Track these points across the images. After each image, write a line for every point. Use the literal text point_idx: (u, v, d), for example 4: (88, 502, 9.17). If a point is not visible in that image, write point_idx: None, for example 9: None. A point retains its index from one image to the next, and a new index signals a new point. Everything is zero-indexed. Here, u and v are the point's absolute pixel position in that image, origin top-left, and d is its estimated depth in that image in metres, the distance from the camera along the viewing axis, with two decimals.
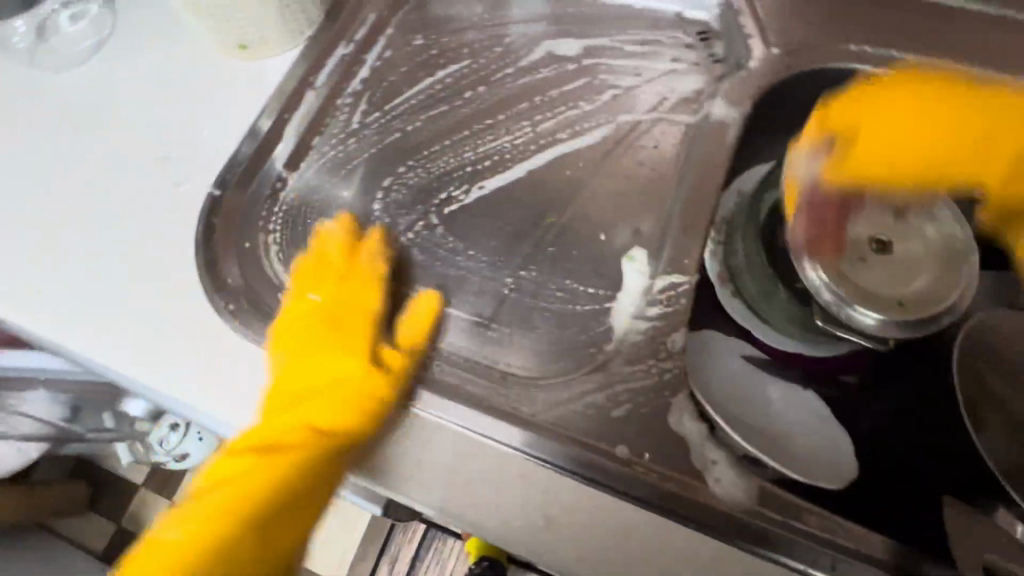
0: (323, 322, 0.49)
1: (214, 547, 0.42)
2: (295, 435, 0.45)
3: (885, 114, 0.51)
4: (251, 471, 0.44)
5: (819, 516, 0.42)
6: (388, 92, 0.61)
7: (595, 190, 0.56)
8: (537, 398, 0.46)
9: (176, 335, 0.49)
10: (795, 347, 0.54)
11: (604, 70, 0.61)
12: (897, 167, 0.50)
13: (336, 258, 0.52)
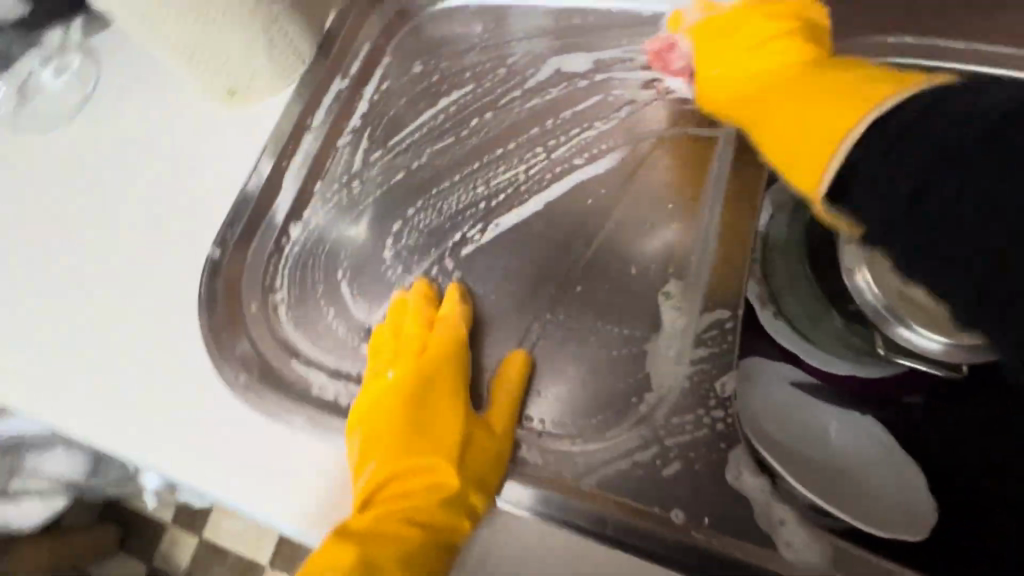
0: (438, 394, 0.45)
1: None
2: (412, 521, 0.41)
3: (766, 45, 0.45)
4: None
5: None
6: (389, 127, 0.57)
7: (620, 219, 0.52)
8: (578, 460, 0.42)
9: (191, 415, 0.46)
10: (848, 371, 0.49)
11: (618, 84, 0.57)
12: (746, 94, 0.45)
13: (418, 320, 0.47)
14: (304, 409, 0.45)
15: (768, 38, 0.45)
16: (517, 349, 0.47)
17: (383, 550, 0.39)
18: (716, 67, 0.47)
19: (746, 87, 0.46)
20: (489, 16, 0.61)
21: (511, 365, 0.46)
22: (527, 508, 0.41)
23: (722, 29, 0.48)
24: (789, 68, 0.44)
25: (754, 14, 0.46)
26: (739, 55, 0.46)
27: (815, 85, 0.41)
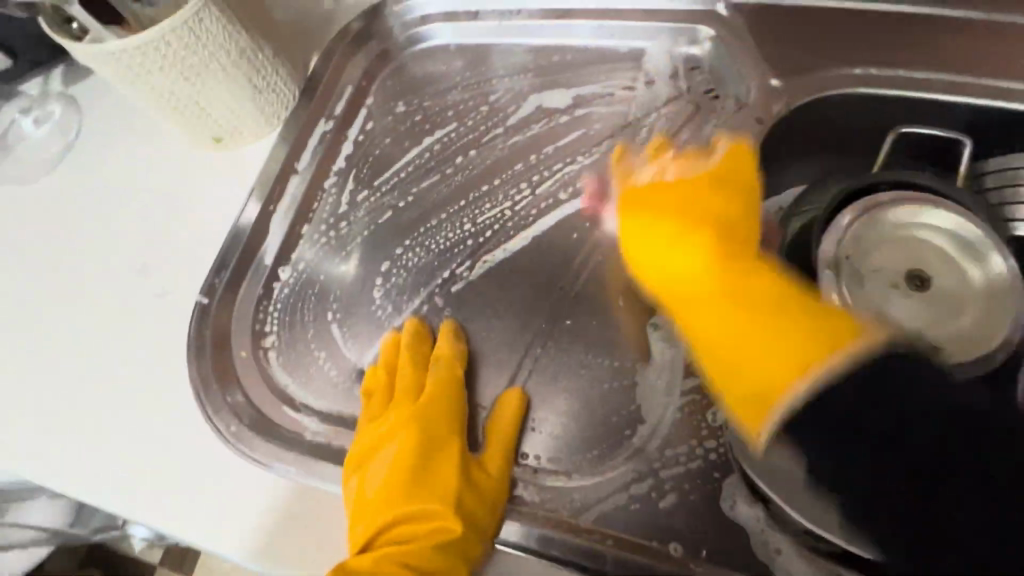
0: (436, 438, 0.44)
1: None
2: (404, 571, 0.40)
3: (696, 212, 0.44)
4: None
5: None
6: (375, 167, 0.58)
7: (605, 251, 0.53)
8: (576, 496, 0.43)
9: (181, 466, 0.46)
10: None
11: (597, 119, 0.58)
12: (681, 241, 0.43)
13: (413, 363, 0.48)
14: (295, 455, 0.45)
15: (707, 215, 0.44)
16: (514, 387, 0.47)
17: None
18: (655, 233, 0.45)
19: (689, 268, 0.42)
20: (470, 56, 0.63)
21: (506, 404, 0.46)
22: (527, 547, 0.41)
23: (663, 198, 0.46)
24: (732, 249, 0.42)
25: (689, 194, 0.46)
26: (676, 224, 0.44)
27: (758, 284, 0.40)
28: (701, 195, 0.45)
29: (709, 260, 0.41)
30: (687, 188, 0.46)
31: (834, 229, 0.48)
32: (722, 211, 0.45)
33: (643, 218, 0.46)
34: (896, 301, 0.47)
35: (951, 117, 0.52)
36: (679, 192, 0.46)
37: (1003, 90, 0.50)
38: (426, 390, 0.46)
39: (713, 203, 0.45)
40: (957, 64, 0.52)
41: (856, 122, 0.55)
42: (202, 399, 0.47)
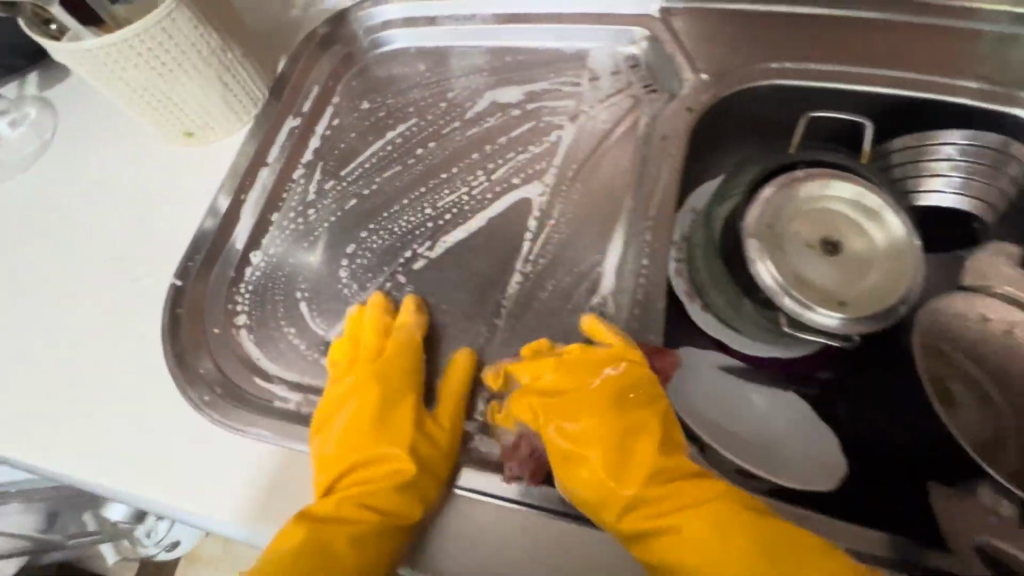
0: (399, 405, 0.49)
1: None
2: (361, 514, 0.44)
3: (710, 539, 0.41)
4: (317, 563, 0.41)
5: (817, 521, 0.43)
6: (341, 159, 0.62)
7: (554, 228, 0.57)
8: (528, 446, 0.47)
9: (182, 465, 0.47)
10: (767, 351, 0.56)
11: (547, 112, 0.63)
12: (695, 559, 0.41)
13: (378, 333, 0.51)
14: (271, 426, 0.48)
15: (664, 478, 0.43)
16: (465, 349, 0.51)
17: (338, 539, 0.43)
18: (618, 493, 0.43)
19: (667, 542, 0.42)
20: (430, 57, 0.68)
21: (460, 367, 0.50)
22: (480, 491, 0.44)
23: (599, 434, 0.44)
24: (699, 511, 0.42)
25: (636, 456, 0.44)
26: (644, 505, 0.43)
27: (741, 553, 0.40)
28: (649, 448, 0.44)
29: (670, 519, 0.42)
30: (624, 407, 0.45)
31: (757, 203, 0.54)
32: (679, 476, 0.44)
33: (598, 479, 0.43)
34: (815, 264, 0.53)
35: (856, 104, 0.59)
36: (619, 431, 0.44)
37: (899, 79, 0.57)
38: (383, 355, 0.50)
39: (671, 467, 0.44)
40: (858, 58, 0.59)
41: (775, 109, 0.61)
42: (204, 403, 0.48)
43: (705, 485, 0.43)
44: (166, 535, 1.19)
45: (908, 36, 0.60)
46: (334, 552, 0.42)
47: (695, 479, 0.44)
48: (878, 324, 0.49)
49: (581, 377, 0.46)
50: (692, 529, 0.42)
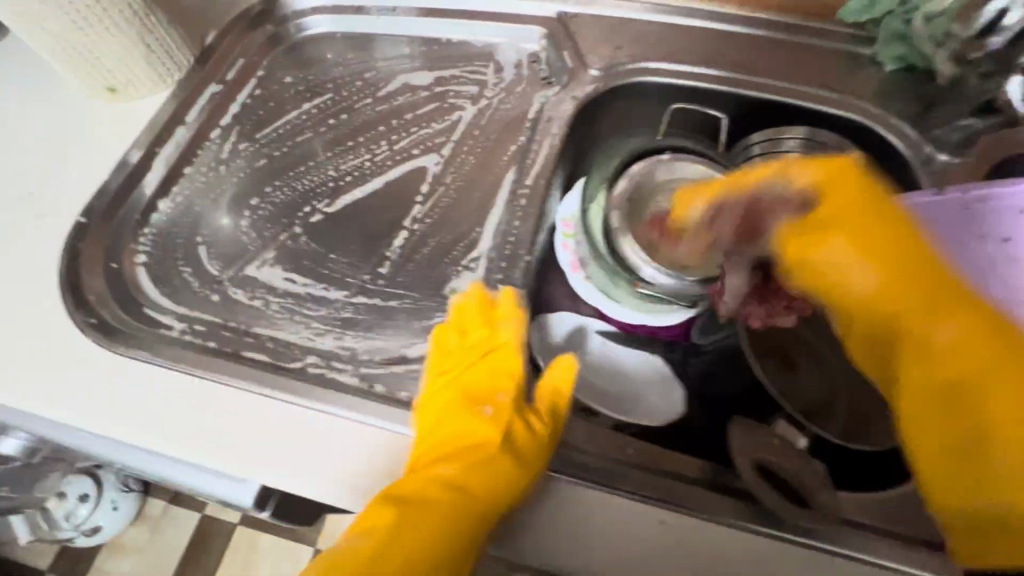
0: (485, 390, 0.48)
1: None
2: (441, 496, 0.44)
3: (960, 353, 0.38)
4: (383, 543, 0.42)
5: (637, 448, 0.49)
6: (257, 123, 0.67)
7: (443, 193, 0.62)
8: (395, 373, 0.51)
9: (221, 436, 0.48)
10: (640, 317, 0.61)
11: (452, 95, 0.70)
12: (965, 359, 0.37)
13: (479, 319, 0.50)
14: (165, 358, 0.50)
15: (874, 312, 0.40)
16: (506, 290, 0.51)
17: (411, 528, 0.43)
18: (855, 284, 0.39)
19: (910, 350, 0.39)
20: (353, 41, 0.74)
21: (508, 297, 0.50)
22: (335, 409, 0.48)
23: (873, 234, 0.39)
24: (913, 348, 0.39)
25: (912, 308, 0.39)
26: (905, 343, 0.39)
27: (995, 376, 0.37)
28: (913, 290, 0.38)
29: (922, 315, 0.38)
30: (886, 249, 0.39)
31: (625, 176, 0.61)
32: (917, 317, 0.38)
33: (863, 265, 0.39)
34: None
35: (718, 101, 0.68)
36: (882, 286, 0.39)
37: (755, 82, 0.67)
38: (488, 343, 0.49)
39: (896, 298, 0.39)
40: (722, 64, 0.68)
41: (651, 103, 0.69)
42: (230, 378, 0.49)
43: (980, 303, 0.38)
44: (88, 519, 1.21)
45: (765, 49, 0.69)
46: (411, 536, 0.43)
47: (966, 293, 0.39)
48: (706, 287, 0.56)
49: (857, 218, 0.39)
50: (934, 370, 0.38)
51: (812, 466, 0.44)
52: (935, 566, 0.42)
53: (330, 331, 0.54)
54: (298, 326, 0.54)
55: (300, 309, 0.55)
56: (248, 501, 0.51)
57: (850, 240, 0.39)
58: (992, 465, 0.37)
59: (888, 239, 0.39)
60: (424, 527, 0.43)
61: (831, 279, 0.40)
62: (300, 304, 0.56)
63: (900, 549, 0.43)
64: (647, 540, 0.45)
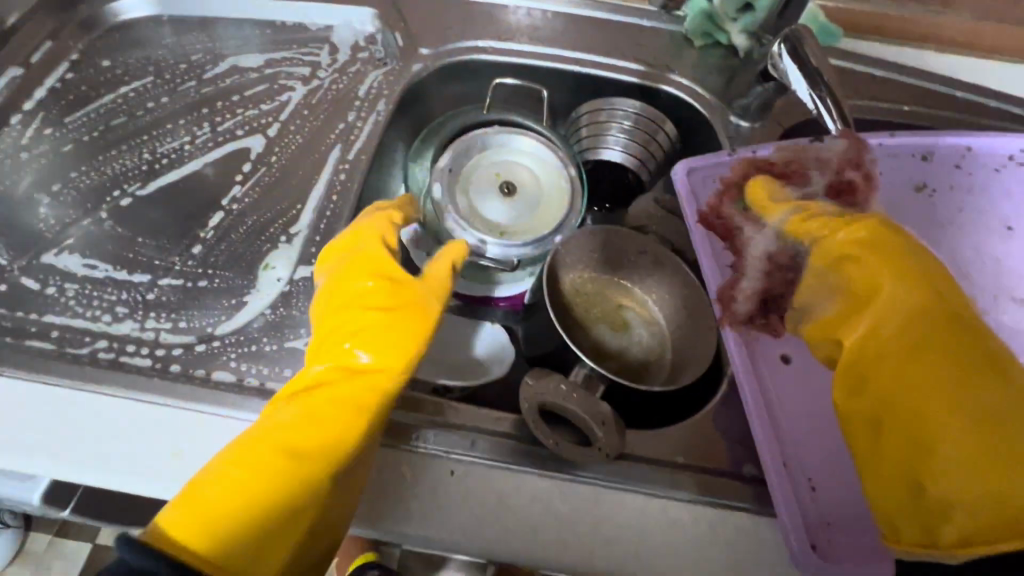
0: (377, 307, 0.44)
1: (289, 486, 0.39)
2: (346, 380, 0.43)
3: (929, 384, 0.37)
4: (298, 430, 0.41)
5: (456, 409, 0.48)
6: (67, 108, 0.64)
7: (265, 172, 0.62)
8: (197, 352, 0.50)
9: (16, 439, 0.44)
10: (471, 287, 0.63)
11: (283, 77, 0.69)
12: (918, 393, 0.37)
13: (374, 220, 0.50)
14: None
15: (861, 313, 0.41)
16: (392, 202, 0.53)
17: (306, 421, 0.41)
18: (864, 300, 0.41)
19: (904, 379, 0.38)
20: (179, 24, 0.71)
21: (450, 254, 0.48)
22: (123, 391, 0.46)
23: (890, 269, 0.40)
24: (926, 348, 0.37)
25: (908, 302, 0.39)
26: (879, 358, 0.39)
27: (951, 397, 0.36)
28: (898, 321, 0.39)
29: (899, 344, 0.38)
30: (885, 271, 0.40)
31: (445, 155, 0.63)
32: (937, 311, 0.38)
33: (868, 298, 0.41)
34: (487, 204, 0.62)
35: (545, 77, 0.71)
36: (894, 276, 0.40)
37: (577, 58, 0.70)
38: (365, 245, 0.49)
39: (855, 318, 0.41)
40: (548, 42, 0.71)
41: (485, 81, 0.72)
42: (20, 372, 0.46)
43: (929, 325, 0.38)
44: None
45: (589, 27, 0.72)
46: (328, 420, 0.41)
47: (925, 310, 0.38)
48: (521, 250, 0.58)
49: (858, 241, 0.41)
50: (931, 368, 0.37)
51: (598, 406, 0.46)
52: (725, 492, 0.46)
53: (130, 315, 0.52)
54: (96, 312, 0.52)
55: (98, 294, 0.53)
56: (38, 498, 0.48)
57: (868, 244, 0.41)
58: (912, 502, 0.36)
59: (891, 257, 0.41)
60: (326, 419, 0.41)
61: (843, 317, 0.42)
62: (98, 290, 0.53)
63: (680, 479, 0.46)
64: (458, 498, 0.44)
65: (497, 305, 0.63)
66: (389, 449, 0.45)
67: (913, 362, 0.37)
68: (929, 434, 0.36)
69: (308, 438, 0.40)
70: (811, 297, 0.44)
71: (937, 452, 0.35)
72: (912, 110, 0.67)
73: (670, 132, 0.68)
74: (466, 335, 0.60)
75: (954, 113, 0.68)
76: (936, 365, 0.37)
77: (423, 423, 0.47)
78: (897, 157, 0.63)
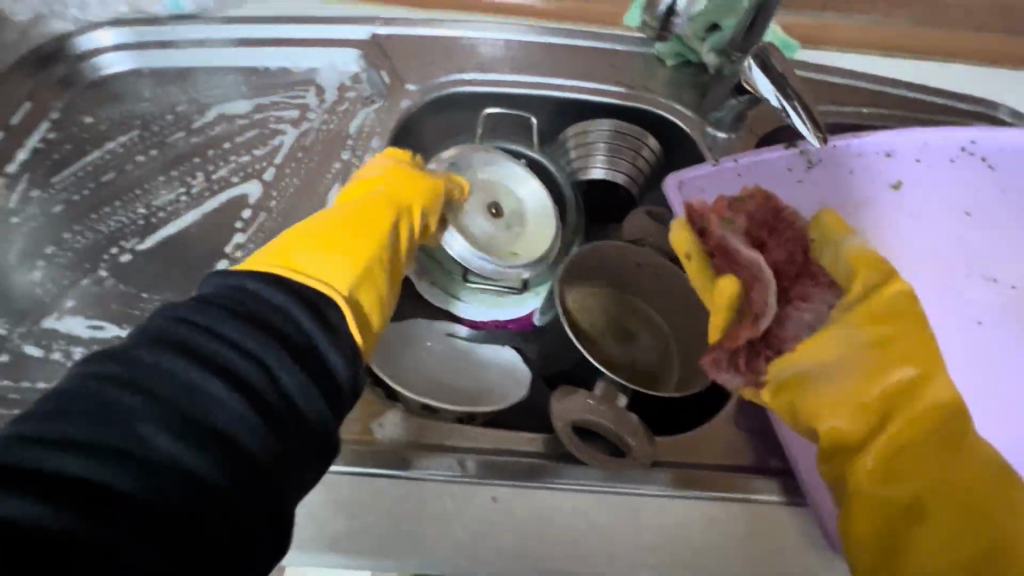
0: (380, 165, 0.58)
1: (344, 251, 0.47)
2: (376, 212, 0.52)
3: (943, 478, 0.41)
4: (347, 227, 0.49)
5: (488, 435, 0.49)
6: (52, 168, 0.63)
7: (266, 217, 0.62)
8: None
9: None
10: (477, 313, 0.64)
11: (273, 121, 0.70)
12: (935, 487, 0.40)
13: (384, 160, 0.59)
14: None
15: (886, 400, 0.43)
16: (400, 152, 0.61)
17: (353, 225, 0.50)
18: (892, 389, 0.43)
19: (923, 472, 0.41)
20: (162, 76, 0.71)
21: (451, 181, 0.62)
22: None
23: (912, 361, 0.43)
24: (938, 442, 0.41)
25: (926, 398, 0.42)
26: (910, 441, 0.42)
27: (965, 492, 0.40)
28: (919, 415, 0.42)
29: (919, 435, 0.42)
30: (910, 356, 0.43)
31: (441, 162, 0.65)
32: (950, 408, 0.42)
33: (893, 388, 0.43)
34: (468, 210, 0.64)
35: (529, 104, 0.74)
36: (914, 371, 0.43)
37: (560, 84, 0.73)
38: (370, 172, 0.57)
39: (879, 399, 0.43)
40: (530, 71, 0.74)
41: (472, 112, 0.74)
42: None
43: (942, 421, 0.42)
44: None
45: (567, 54, 0.76)
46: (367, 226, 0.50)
47: (941, 408, 0.42)
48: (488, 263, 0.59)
49: (896, 323, 0.44)
50: (943, 462, 0.41)
51: (626, 417, 0.47)
52: (755, 488, 0.47)
53: None
54: None
55: None
56: None
57: (899, 331, 0.44)
58: None
59: (919, 342, 0.44)
60: (364, 223, 0.50)
61: (872, 403, 0.43)
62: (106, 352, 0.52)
63: (711, 480, 0.47)
64: (501, 528, 0.44)
65: (506, 327, 0.65)
66: (427, 484, 0.45)
67: (930, 455, 0.41)
68: (950, 529, 0.39)
69: (355, 227, 0.49)
70: (827, 364, 0.43)
71: (953, 545, 0.39)
72: (870, 112, 0.73)
73: (653, 148, 0.71)
74: (483, 360, 0.62)
75: (907, 112, 0.73)
76: (943, 460, 0.41)
77: (462, 450, 0.48)
78: (864, 157, 0.67)
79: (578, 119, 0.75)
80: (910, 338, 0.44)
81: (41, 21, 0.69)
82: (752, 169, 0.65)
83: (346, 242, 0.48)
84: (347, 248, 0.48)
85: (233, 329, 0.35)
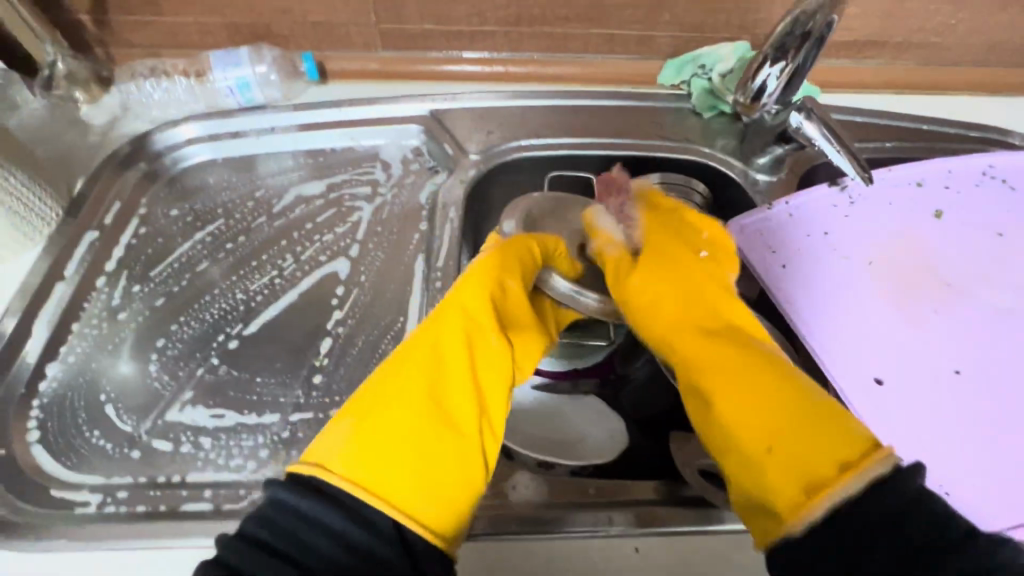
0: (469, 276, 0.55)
1: (433, 436, 0.43)
2: (482, 351, 0.49)
3: (719, 373, 0.48)
4: (440, 381, 0.46)
5: (611, 488, 0.52)
6: (148, 263, 0.65)
7: (358, 292, 0.65)
8: None
9: None
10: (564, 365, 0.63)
11: (347, 198, 0.73)
12: (718, 375, 0.48)
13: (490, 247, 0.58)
14: (85, 537, 0.46)
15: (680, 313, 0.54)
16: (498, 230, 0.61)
17: (445, 379, 0.47)
18: (673, 309, 0.55)
19: (710, 359, 0.49)
20: (236, 165, 0.75)
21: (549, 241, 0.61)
22: None
23: (667, 293, 0.56)
24: (720, 340, 0.51)
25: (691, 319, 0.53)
26: (700, 342, 0.51)
27: (736, 375, 0.47)
28: (686, 333, 0.52)
29: (700, 337, 0.51)
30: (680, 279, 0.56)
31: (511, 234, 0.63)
32: (699, 335, 0.52)
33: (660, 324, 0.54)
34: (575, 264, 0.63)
35: (582, 162, 0.79)
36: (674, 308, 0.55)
37: (611, 143, 0.78)
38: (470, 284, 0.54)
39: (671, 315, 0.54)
40: (583, 132, 0.79)
41: (532, 174, 0.79)
42: (179, 538, 0.45)
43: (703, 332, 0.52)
44: None
45: (612, 114, 0.81)
46: (471, 374, 0.48)
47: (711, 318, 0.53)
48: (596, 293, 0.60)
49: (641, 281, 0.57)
50: (721, 352, 0.49)
51: None
52: None
53: (273, 457, 0.53)
54: (238, 460, 0.53)
55: (235, 441, 0.54)
56: None
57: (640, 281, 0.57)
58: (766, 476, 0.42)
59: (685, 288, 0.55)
60: (468, 369, 0.48)
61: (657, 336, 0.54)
62: (231, 439, 0.54)
63: None
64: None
65: (588, 377, 0.64)
66: (569, 542, 0.47)
67: (706, 360, 0.50)
68: (749, 395, 0.46)
69: (454, 387, 0.47)
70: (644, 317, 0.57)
71: (765, 405, 0.45)
72: (895, 147, 0.79)
73: (705, 196, 0.77)
74: (575, 412, 0.60)
75: (928, 144, 0.80)
76: (713, 351, 0.50)
77: (604, 504, 0.51)
78: (898, 185, 0.74)
79: (628, 172, 0.81)
80: (663, 293, 0.55)
81: (118, 124, 0.73)
82: (802, 209, 0.71)
83: (401, 435, 0.42)
84: (404, 449, 0.42)
85: (311, 530, 0.37)
